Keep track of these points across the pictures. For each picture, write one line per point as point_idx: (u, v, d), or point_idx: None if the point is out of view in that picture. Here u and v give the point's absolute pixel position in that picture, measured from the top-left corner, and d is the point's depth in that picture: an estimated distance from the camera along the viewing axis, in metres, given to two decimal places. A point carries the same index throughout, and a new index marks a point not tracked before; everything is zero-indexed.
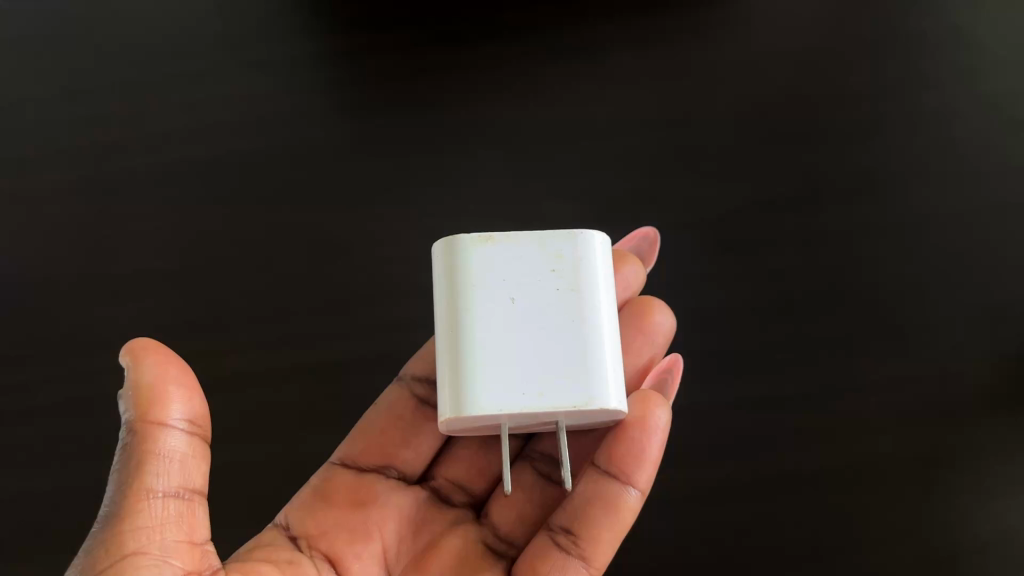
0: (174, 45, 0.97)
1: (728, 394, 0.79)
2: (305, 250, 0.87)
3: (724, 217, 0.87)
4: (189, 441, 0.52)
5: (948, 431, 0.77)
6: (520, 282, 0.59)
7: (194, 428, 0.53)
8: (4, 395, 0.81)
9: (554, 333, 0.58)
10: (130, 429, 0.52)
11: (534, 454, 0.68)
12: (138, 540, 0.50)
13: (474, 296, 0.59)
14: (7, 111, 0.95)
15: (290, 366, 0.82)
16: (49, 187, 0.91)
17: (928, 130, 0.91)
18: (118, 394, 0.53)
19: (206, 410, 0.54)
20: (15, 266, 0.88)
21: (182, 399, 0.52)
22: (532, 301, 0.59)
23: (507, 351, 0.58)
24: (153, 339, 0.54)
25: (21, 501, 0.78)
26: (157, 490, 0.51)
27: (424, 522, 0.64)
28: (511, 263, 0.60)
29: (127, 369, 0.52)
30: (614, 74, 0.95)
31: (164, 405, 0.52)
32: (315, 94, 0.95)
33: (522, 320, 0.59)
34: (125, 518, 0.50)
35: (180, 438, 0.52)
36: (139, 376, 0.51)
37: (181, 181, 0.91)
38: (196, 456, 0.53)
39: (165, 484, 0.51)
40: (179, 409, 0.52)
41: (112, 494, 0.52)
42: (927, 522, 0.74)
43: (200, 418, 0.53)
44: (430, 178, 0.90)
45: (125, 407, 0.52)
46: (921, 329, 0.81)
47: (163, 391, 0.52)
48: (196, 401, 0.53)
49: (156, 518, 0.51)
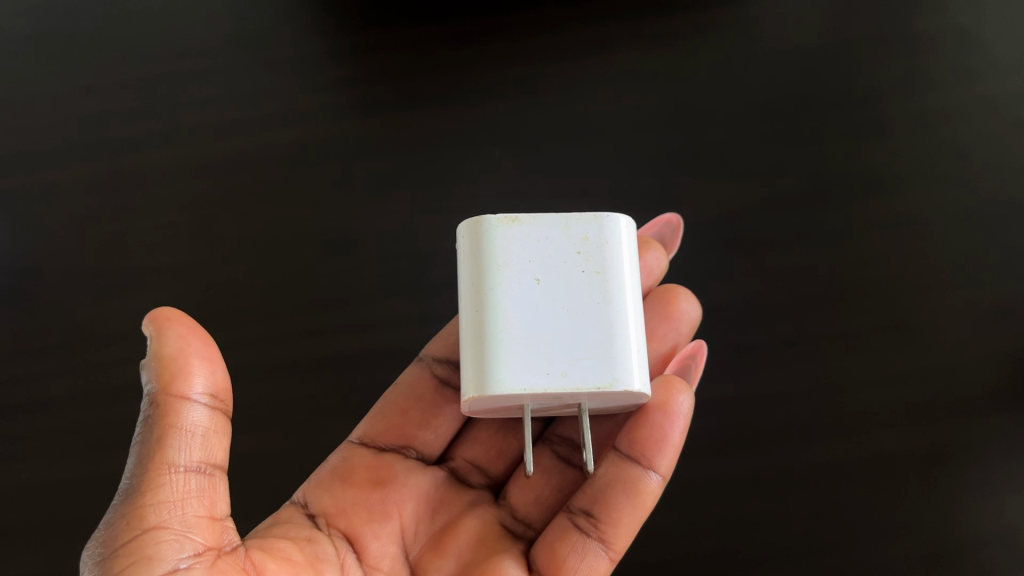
0: (199, 45, 1.00)
1: (738, 385, 0.79)
2: (321, 245, 0.89)
3: (731, 212, 0.87)
4: (210, 415, 0.54)
5: (953, 425, 0.76)
6: (546, 263, 0.60)
7: (215, 402, 0.54)
8: (25, 384, 0.83)
9: (579, 314, 0.59)
10: (152, 402, 0.53)
11: (554, 439, 0.70)
12: (159, 514, 0.51)
13: (500, 275, 0.60)
14: (31, 109, 0.98)
15: (301, 357, 0.83)
16: (71, 184, 0.94)
17: (944, 126, 0.91)
18: (140, 366, 0.55)
19: (227, 385, 0.55)
20: (37, 260, 0.91)
21: (204, 372, 0.54)
22: (557, 283, 0.60)
23: (531, 331, 0.59)
24: (176, 310, 0.55)
25: (38, 486, 0.80)
26: (179, 464, 0.52)
27: (443, 504, 0.65)
28: (537, 243, 0.61)
29: (149, 339, 0.54)
30: (628, 70, 0.95)
31: (187, 378, 0.53)
32: (334, 91, 0.96)
33: (547, 301, 0.59)
34: (147, 491, 0.51)
35: (201, 411, 0.53)
36: (166, 348, 0.53)
37: (197, 177, 0.93)
38: (216, 431, 0.54)
39: (186, 459, 0.52)
40: (201, 383, 0.54)
41: (133, 467, 0.53)
42: (928, 516, 0.74)
43: (222, 392, 0.55)
44: (444, 173, 0.91)
45: (148, 379, 0.53)
46: (928, 324, 0.81)
47: (185, 363, 0.53)
48: (218, 375, 0.55)
49: (178, 491, 0.52)
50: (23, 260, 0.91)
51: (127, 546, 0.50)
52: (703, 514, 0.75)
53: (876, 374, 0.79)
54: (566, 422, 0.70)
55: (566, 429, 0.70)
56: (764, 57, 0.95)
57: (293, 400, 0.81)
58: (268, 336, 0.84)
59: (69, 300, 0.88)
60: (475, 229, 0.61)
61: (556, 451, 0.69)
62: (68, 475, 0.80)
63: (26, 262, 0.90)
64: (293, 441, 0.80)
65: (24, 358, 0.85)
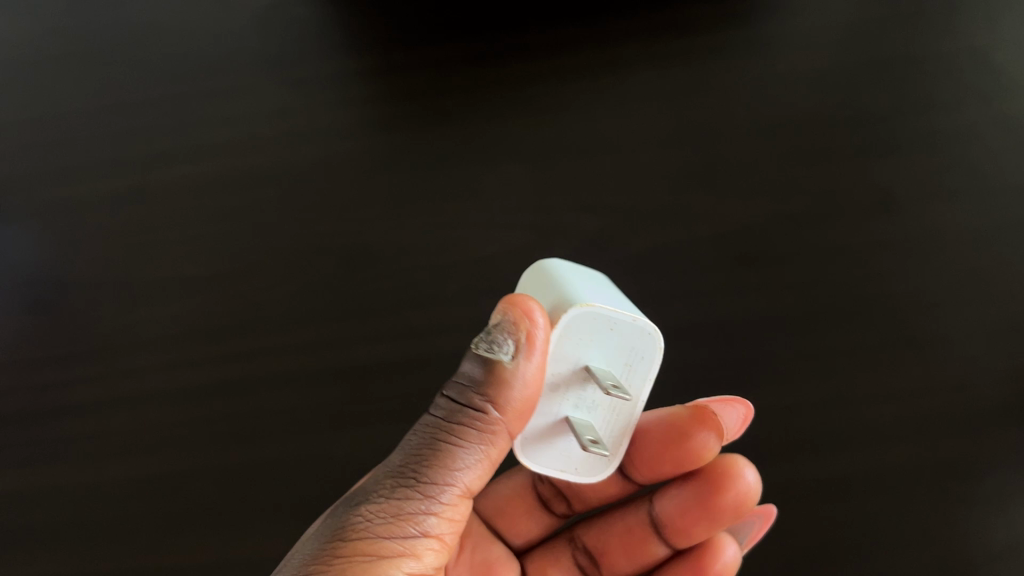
0: (227, 67, 1.03)
1: (751, 400, 0.78)
2: (337, 258, 0.90)
3: (744, 230, 0.86)
4: (479, 424, 0.48)
5: (964, 443, 0.75)
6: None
7: (482, 414, 0.48)
8: (50, 392, 0.85)
9: (562, 305, 0.50)
10: (519, 374, 0.47)
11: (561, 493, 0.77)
12: (408, 530, 0.49)
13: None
14: (62, 123, 1.02)
15: (313, 367, 0.83)
16: (97, 196, 0.97)
17: (961, 146, 0.90)
18: (511, 341, 0.47)
19: (510, 406, 0.48)
20: (61, 269, 0.93)
21: (534, 377, 0.48)
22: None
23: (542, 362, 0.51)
24: (523, 304, 0.47)
25: (54, 496, 0.81)
26: (428, 486, 0.49)
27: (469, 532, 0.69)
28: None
29: (508, 330, 0.47)
30: (643, 88, 0.96)
31: (482, 391, 0.48)
32: (355, 110, 0.98)
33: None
34: (396, 521, 0.49)
35: (470, 426, 0.48)
36: (531, 366, 0.47)
37: (216, 190, 0.95)
38: (468, 458, 0.49)
39: (439, 473, 0.49)
40: (478, 396, 0.48)
41: (413, 469, 0.49)
42: (938, 536, 0.73)
43: (495, 408, 0.48)
44: (462, 188, 0.93)
45: (507, 359, 0.47)
46: (939, 342, 0.79)
47: (485, 382, 0.48)
48: (488, 389, 0.48)
49: (416, 515, 0.49)
50: (49, 269, 0.93)
51: None
52: None
53: (889, 389, 0.77)
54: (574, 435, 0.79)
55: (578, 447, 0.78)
56: (780, 77, 0.96)
57: (308, 410, 0.81)
58: (279, 349, 0.84)
59: (93, 309, 0.90)
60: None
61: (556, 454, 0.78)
62: (89, 481, 0.81)
63: (55, 273, 0.93)
64: (307, 459, 0.80)
65: (53, 365, 0.87)
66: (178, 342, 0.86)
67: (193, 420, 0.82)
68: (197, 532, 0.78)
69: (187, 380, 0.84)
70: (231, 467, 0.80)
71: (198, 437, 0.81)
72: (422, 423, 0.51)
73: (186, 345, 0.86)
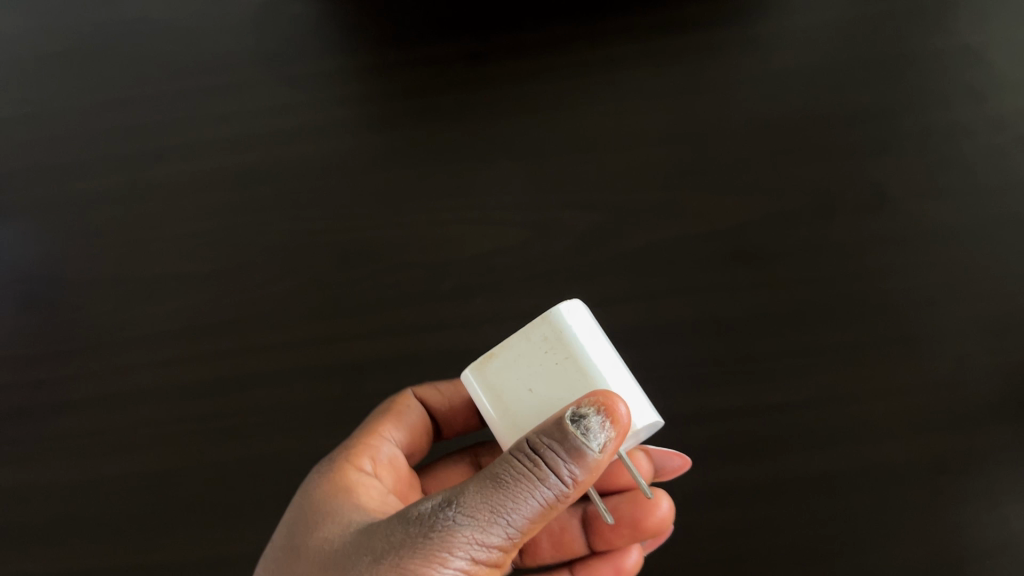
0: (222, 63, 1.03)
1: (742, 396, 0.78)
2: (331, 255, 0.90)
3: (737, 227, 0.87)
4: (554, 494, 0.49)
5: (956, 438, 0.74)
6: (532, 368, 0.56)
7: (562, 486, 0.49)
8: (45, 388, 0.85)
9: (635, 422, 0.54)
10: (600, 458, 0.49)
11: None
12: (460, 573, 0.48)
13: (528, 398, 0.56)
14: (57, 120, 1.02)
15: (308, 364, 0.84)
16: (92, 193, 0.97)
17: (953, 144, 0.90)
18: (604, 431, 0.49)
19: (584, 482, 0.50)
20: (56, 265, 0.93)
21: (606, 461, 0.51)
22: (550, 376, 0.55)
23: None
24: (616, 403, 0.50)
25: (47, 492, 0.81)
26: (494, 537, 0.48)
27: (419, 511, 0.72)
28: (531, 360, 0.56)
29: (606, 423, 0.49)
30: (638, 85, 0.96)
31: (563, 466, 0.49)
32: (350, 107, 0.99)
33: (556, 394, 0.55)
34: (455, 563, 0.47)
35: (545, 492, 0.48)
36: (613, 452, 0.50)
37: (212, 188, 0.95)
38: (530, 520, 0.49)
39: (505, 528, 0.48)
40: (563, 468, 0.49)
41: (483, 519, 0.48)
42: (932, 531, 0.72)
43: (575, 483, 0.49)
44: (456, 186, 0.93)
45: (597, 443, 0.49)
46: (932, 339, 0.79)
47: (572, 454, 0.49)
48: (573, 466, 0.49)
49: (472, 561, 0.48)
50: (44, 265, 0.94)
51: None
52: (696, 521, 0.75)
53: (881, 385, 0.77)
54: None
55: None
56: (774, 74, 0.96)
57: (302, 407, 0.82)
58: (274, 346, 0.85)
59: (88, 306, 0.90)
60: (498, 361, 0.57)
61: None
62: (82, 478, 0.81)
63: (51, 270, 0.93)
64: (299, 456, 0.80)
65: (49, 362, 0.87)
66: (173, 339, 0.87)
67: (188, 417, 0.82)
68: (189, 527, 0.78)
69: (183, 377, 0.84)
70: (222, 463, 0.80)
71: (192, 434, 0.82)
72: (492, 471, 0.49)
73: (182, 341, 0.86)
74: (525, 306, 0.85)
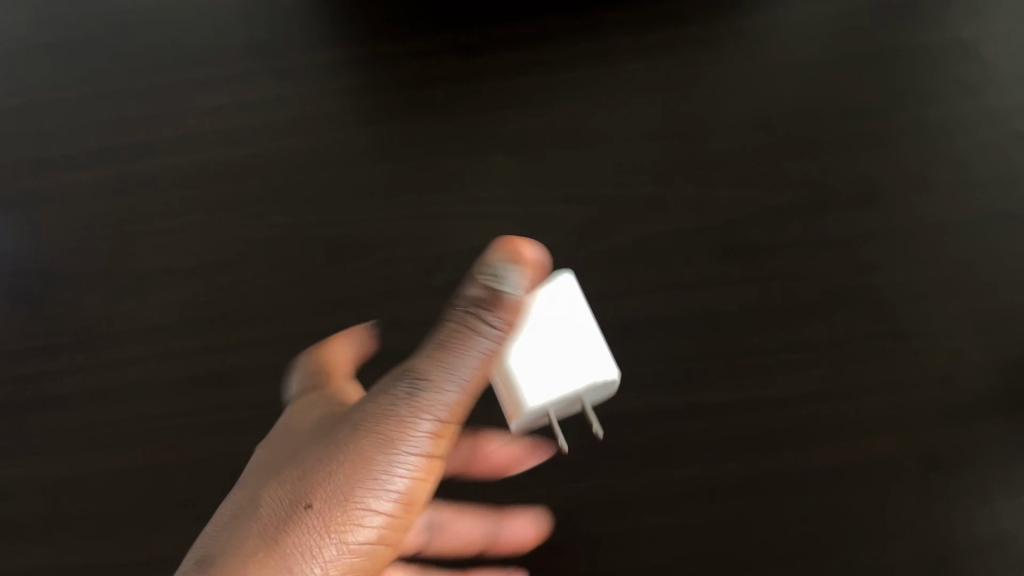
0: (212, 56, 1.02)
1: (737, 390, 0.77)
2: (322, 248, 0.89)
3: (731, 222, 0.86)
4: (486, 347, 0.57)
5: (950, 434, 0.74)
6: (544, 347, 0.68)
7: (488, 338, 0.57)
8: (35, 382, 0.85)
9: (601, 380, 0.68)
10: (513, 304, 0.58)
11: (545, 491, 0.75)
12: (414, 417, 0.56)
13: (533, 366, 0.67)
14: (46, 111, 1.01)
15: (300, 359, 0.83)
16: (81, 185, 0.96)
17: (947, 139, 0.90)
18: (510, 274, 0.58)
19: (512, 322, 0.58)
20: (46, 258, 0.93)
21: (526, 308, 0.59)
22: (561, 362, 0.68)
23: (549, 385, 0.67)
24: (511, 240, 0.60)
25: (33, 487, 0.80)
26: (439, 385, 0.56)
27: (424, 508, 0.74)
28: (540, 332, 0.68)
29: (510, 262, 0.59)
30: (631, 79, 0.96)
31: (484, 314, 0.57)
32: (343, 100, 0.98)
33: (563, 375, 0.68)
34: (407, 404, 0.56)
35: (480, 344, 0.57)
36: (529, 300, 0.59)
37: (204, 181, 0.95)
38: (472, 373, 0.57)
39: (449, 379, 0.56)
40: (490, 320, 0.57)
41: (423, 373, 0.56)
42: (925, 527, 0.71)
43: (502, 326, 0.57)
44: (449, 180, 0.92)
45: (508, 288, 0.58)
46: (925, 334, 0.79)
47: (502, 304, 0.58)
48: (498, 317, 0.57)
49: (427, 406, 0.56)
50: (33, 259, 0.93)
51: (371, 443, 0.55)
52: (688, 520, 0.72)
53: (875, 380, 0.77)
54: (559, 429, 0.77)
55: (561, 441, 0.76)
56: (768, 69, 0.95)
57: (292, 401, 0.81)
58: (266, 340, 0.84)
59: (78, 299, 0.89)
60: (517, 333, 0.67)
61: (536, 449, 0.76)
62: (69, 472, 0.80)
63: (39, 264, 0.92)
64: None
65: (38, 356, 0.86)
66: (164, 332, 0.86)
67: (178, 411, 0.81)
68: (180, 524, 0.77)
69: (174, 372, 0.84)
70: (212, 458, 0.79)
71: (181, 428, 0.81)
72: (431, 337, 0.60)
73: (171, 336, 0.86)
74: None
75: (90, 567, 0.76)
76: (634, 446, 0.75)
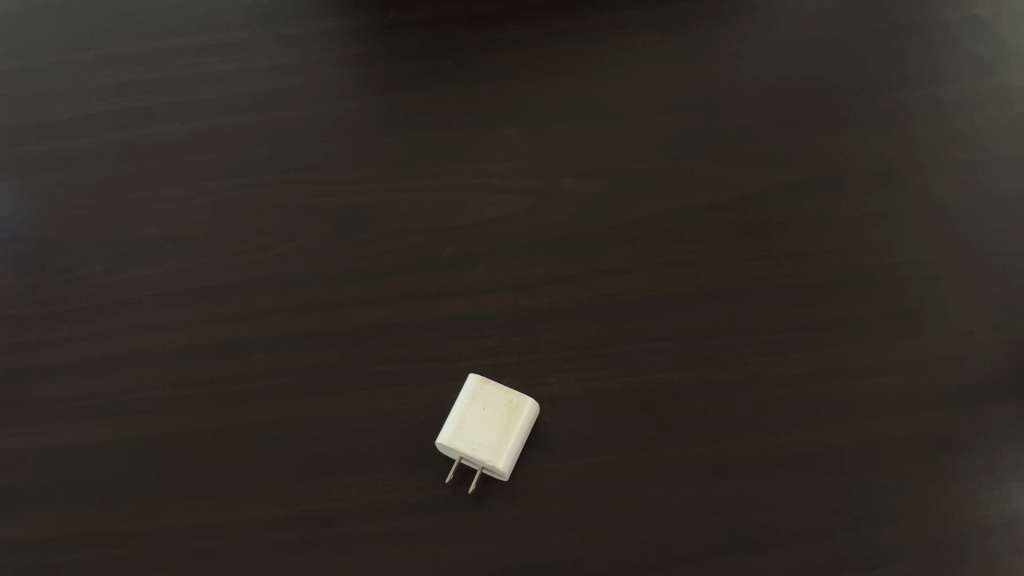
0: (220, 21, 1.02)
1: (746, 367, 0.76)
2: (328, 218, 0.88)
3: (743, 199, 0.85)
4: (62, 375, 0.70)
5: (962, 415, 0.73)
6: (492, 405, 0.73)
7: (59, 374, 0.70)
8: (36, 349, 0.84)
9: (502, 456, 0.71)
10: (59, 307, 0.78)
11: (556, 464, 0.73)
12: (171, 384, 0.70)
13: (458, 431, 0.72)
14: (51, 75, 1.00)
15: (306, 331, 0.82)
16: (84, 151, 0.95)
17: (963, 116, 0.88)
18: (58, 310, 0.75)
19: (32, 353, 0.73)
20: (47, 223, 0.91)
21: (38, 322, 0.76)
22: (497, 419, 0.72)
23: (465, 439, 0.72)
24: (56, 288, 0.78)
25: (30, 454, 0.78)
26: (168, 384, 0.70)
27: (431, 484, 0.73)
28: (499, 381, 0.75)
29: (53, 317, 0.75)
30: (643, 53, 0.95)
31: None
32: (352, 71, 0.97)
33: (489, 430, 0.72)
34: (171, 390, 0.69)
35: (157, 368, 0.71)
36: None
37: (210, 150, 0.94)
38: None
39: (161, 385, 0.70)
40: None
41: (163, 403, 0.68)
42: (939, 508, 0.70)
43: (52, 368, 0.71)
44: (459, 152, 0.91)
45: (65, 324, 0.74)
46: (938, 314, 0.78)
47: None
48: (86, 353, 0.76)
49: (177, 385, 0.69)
50: (34, 223, 0.91)
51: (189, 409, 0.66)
52: (695, 496, 0.71)
53: (887, 359, 0.76)
54: (565, 402, 0.76)
55: (568, 413, 0.75)
56: (783, 43, 0.94)
57: (296, 371, 0.80)
58: (270, 311, 0.84)
59: (80, 266, 0.88)
60: (472, 389, 0.74)
61: (543, 423, 0.75)
62: (67, 441, 0.79)
63: (41, 230, 0.91)
64: (290, 421, 0.77)
65: (38, 323, 0.85)
66: (168, 302, 0.85)
67: (181, 381, 0.81)
68: (177, 494, 0.75)
69: (178, 342, 0.83)
70: (214, 428, 0.78)
71: (184, 398, 0.80)
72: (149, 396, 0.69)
73: (177, 305, 0.85)
74: (528, 273, 0.83)
75: (86, 539, 0.74)
76: (642, 419, 0.74)
